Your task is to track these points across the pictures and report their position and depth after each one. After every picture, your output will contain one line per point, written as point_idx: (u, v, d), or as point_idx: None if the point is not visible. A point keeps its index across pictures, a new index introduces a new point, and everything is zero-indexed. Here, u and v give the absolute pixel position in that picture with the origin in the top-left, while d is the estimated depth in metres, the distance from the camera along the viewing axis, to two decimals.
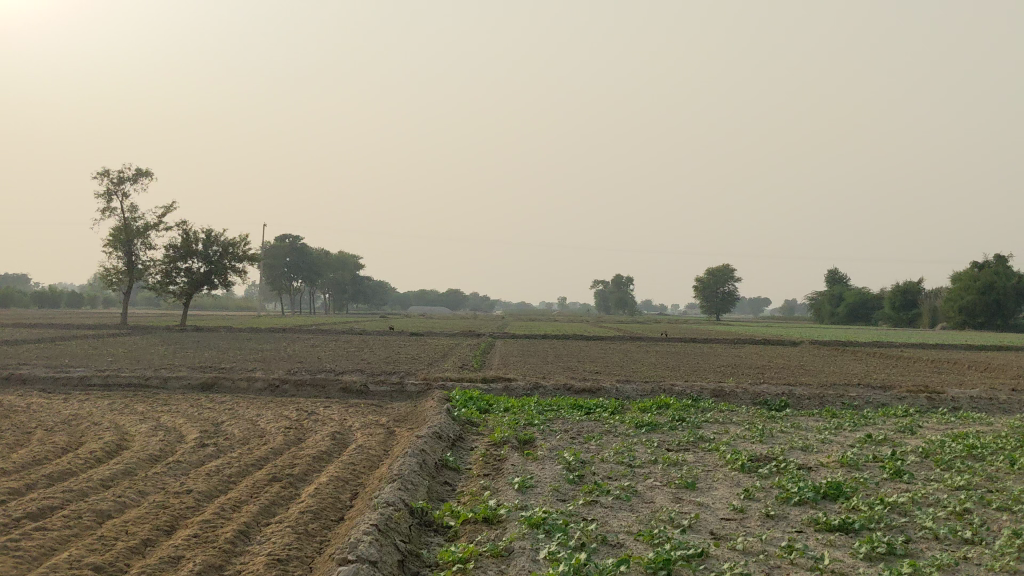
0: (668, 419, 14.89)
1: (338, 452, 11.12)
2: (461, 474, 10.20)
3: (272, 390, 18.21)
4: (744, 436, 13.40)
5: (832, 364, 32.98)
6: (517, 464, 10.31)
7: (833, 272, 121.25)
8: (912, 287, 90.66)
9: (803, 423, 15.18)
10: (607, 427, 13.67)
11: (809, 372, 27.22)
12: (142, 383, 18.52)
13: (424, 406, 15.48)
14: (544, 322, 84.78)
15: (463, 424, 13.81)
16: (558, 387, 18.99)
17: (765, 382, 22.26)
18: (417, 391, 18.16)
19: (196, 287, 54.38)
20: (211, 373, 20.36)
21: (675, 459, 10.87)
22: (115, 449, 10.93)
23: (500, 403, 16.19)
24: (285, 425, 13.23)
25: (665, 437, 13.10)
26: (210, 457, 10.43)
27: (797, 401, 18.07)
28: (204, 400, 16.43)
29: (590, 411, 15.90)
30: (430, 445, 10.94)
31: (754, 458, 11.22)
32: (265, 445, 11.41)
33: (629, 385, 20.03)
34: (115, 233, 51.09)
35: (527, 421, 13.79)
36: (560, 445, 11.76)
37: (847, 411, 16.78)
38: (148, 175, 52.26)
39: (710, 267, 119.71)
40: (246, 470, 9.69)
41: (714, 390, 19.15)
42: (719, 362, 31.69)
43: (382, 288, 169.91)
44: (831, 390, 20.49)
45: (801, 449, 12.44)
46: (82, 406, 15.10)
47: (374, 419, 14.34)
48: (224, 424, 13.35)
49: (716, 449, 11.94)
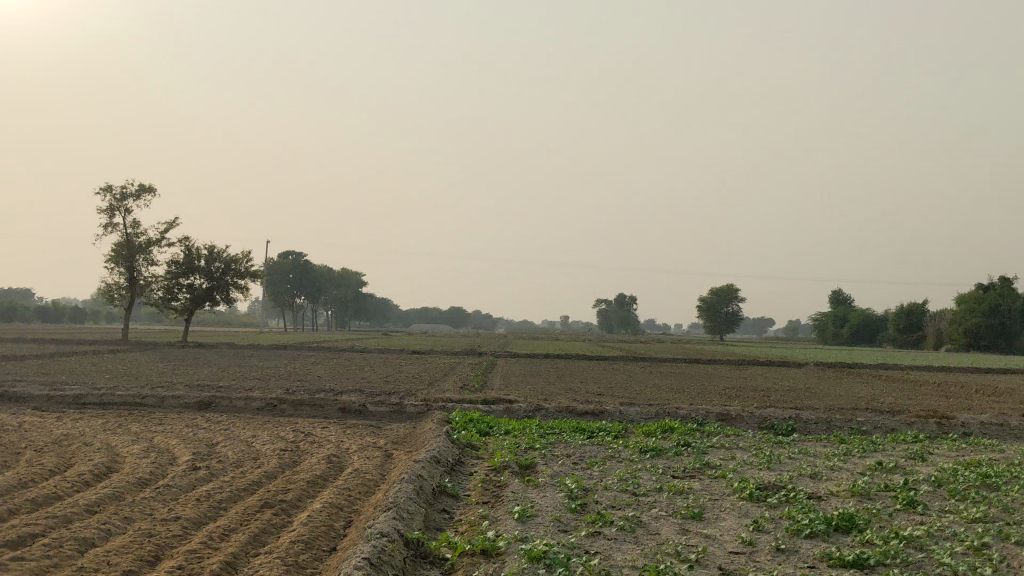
0: (673, 444, 14.56)
1: (333, 477, 10.80)
2: (459, 501, 9.88)
3: (269, 410, 17.90)
4: (751, 462, 13.08)
5: (837, 387, 32.62)
6: (517, 491, 9.98)
7: (837, 292, 120.85)
8: (916, 309, 90.24)
9: (811, 449, 14.83)
10: (611, 452, 13.35)
11: (815, 395, 26.88)
12: (138, 401, 18.22)
13: (424, 428, 15.15)
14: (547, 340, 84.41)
15: (462, 447, 13.49)
16: (561, 409, 18.67)
17: (771, 405, 21.91)
18: (417, 412, 17.84)
19: (197, 304, 54.16)
20: (208, 392, 20.07)
21: (681, 488, 10.53)
22: (104, 471, 10.62)
23: (502, 425, 15.88)
24: (281, 447, 12.91)
25: (670, 463, 12.77)
26: (201, 481, 10.11)
27: (804, 426, 17.71)
28: (199, 420, 16.13)
29: (593, 434, 15.58)
30: (428, 470, 10.62)
31: (763, 487, 10.88)
32: (259, 468, 11.09)
33: (633, 408, 19.72)
34: (117, 249, 50.93)
35: (529, 445, 13.48)
36: (563, 471, 11.45)
37: (856, 436, 16.44)
38: (151, 191, 52.16)
39: (715, 288, 119.28)
40: (238, 495, 9.37)
41: (719, 413, 18.83)
42: (723, 384, 31.35)
43: (384, 305, 169.71)
44: (839, 414, 20.13)
45: (810, 476, 12.10)
46: (75, 425, 14.80)
47: (372, 441, 14.03)
48: (218, 446, 13.03)
49: (723, 477, 11.60)
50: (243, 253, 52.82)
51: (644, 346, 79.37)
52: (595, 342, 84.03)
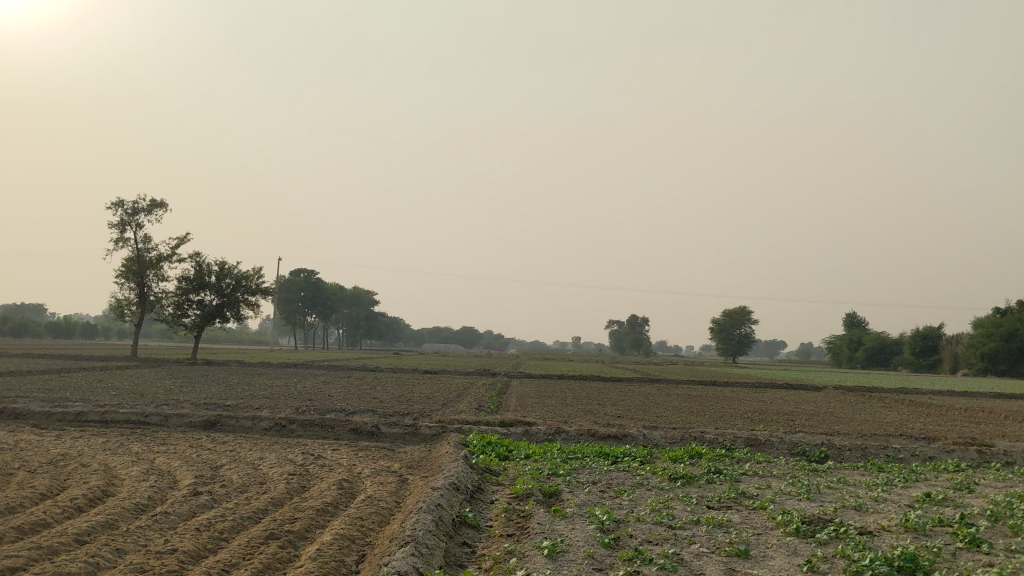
0: (703, 470, 13.76)
1: (344, 505, 10.03)
2: (481, 533, 9.12)
3: (278, 430, 17.16)
4: (789, 492, 12.26)
5: (861, 411, 31.69)
6: (544, 523, 9.19)
7: (851, 314, 119.41)
8: (932, 333, 88.97)
9: (850, 478, 14.00)
10: (639, 480, 12.55)
11: (842, 420, 25.98)
12: (141, 420, 17.51)
13: (440, 452, 14.40)
14: (558, 361, 83.49)
15: (481, 473, 12.72)
16: (582, 432, 17.89)
17: (799, 430, 21.08)
18: (431, 435, 17.06)
19: (207, 320, 53.61)
20: (215, 410, 19.38)
21: (720, 521, 9.72)
22: (99, 495, 9.90)
23: (521, 449, 15.11)
24: (290, 471, 12.19)
25: (704, 492, 11.96)
26: (201, 509, 9.36)
27: (838, 453, 16.88)
28: (204, 440, 15.42)
29: (618, 460, 14.79)
30: (447, 499, 9.84)
31: (808, 521, 10.06)
32: (265, 494, 10.36)
33: (657, 432, 18.92)
34: (127, 264, 50.49)
35: (552, 471, 12.67)
36: (591, 500, 10.65)
37: (894, 465, 15.61)
38: (163, 206, 51.83)
39: (727, 309, 118.09)
40: (242, 525, 8.63)
41: (748, 438, 18.00)
42: (745, 408, 30.44)
43: (396, 324, 169.11)
44: (872, 440, 19.22)
45: (854, 509, 11.28)
46: (74, 445, 14.10)
47: (386, 465, 13.28)
48: (223, 468, 12.30)
49: (764, 509, 10.77)
50: (254, 270, 52.23)
51: (656, 367, 78.43)
52: (608, 364, 83.17)
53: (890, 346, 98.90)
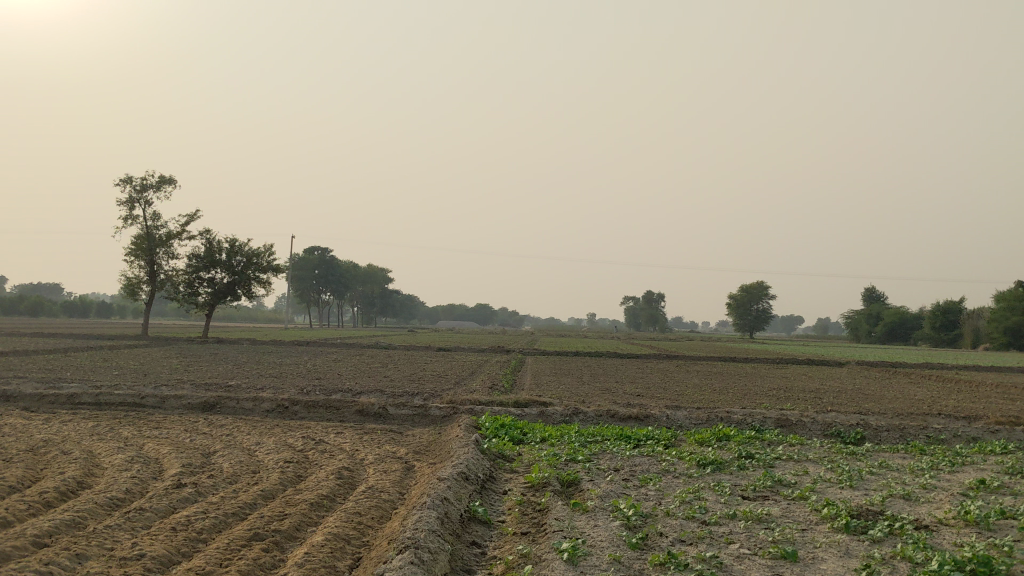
0: (734, 455, 12.74)
1: (342, 497, 9.08)
2: (493, 531, 8.17)
3: (280, 412, 16.28)
4: (829, 480, 11.24)
5: (887, 388, 30.65)
6: (563, 519, 8.22)
7: (870, 288, 117.49)
8: (952, 307, 87.31)
9: (892, 462, 13.00)
10: (665, 466, 11.55)
11: (870, 397, 24.94)
12: (137, 402, 16.67)
13: (450, 435, 13.45)
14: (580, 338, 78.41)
15: (493, 459, 11.76)
16: (601, 413, 16.92)
17: (830, 409, 20.05)
18: (442, 417, 16.12)
19: (219, 299, 52.90)
20: (215, 391, 18.53)
21: (759, 515, 8.72)
22: (72, 488, 8.98)
23: (536, 431, 14.13)
24: (287, 458, 11.28)
25: (736, 480, 10.95)
26: (182, 504, 8.44)
27: (874, 434, 15.88)
28: (201, 423, 14.55)
29: (639, 443, 13.79)
30: (455, 490, 8.89)
31: (856, 514, 9.04)
32: (256, 485, 9.42)
33: (681, 412, 17.93)
34: (137, 242, 49.77)
35: (570, 456, 11.68)
36: (613, 490, 9.66)
37: (937, 447, 14.58)
38: (172, 182, 51.05)
39: (745, 284, 116.72)
40: (223, 525, 7.70)
41: (778, 418, 17.00)
42: (768, 385, 29.47)
43: (411, 301, 168.36)
44: (910, 420, 18.13)
45: (903, 498, 10.25)
46: (61, 430, 13.23)
47: (391, 450, 12.34)
48: (215, 455, 11.40)
49: (805, 499, 9.76)
50: (264, 248, 51.43)
51: (671, 343, 77.52)
52: (624, 342, 80.67)
53: (909, 320, 97.30)
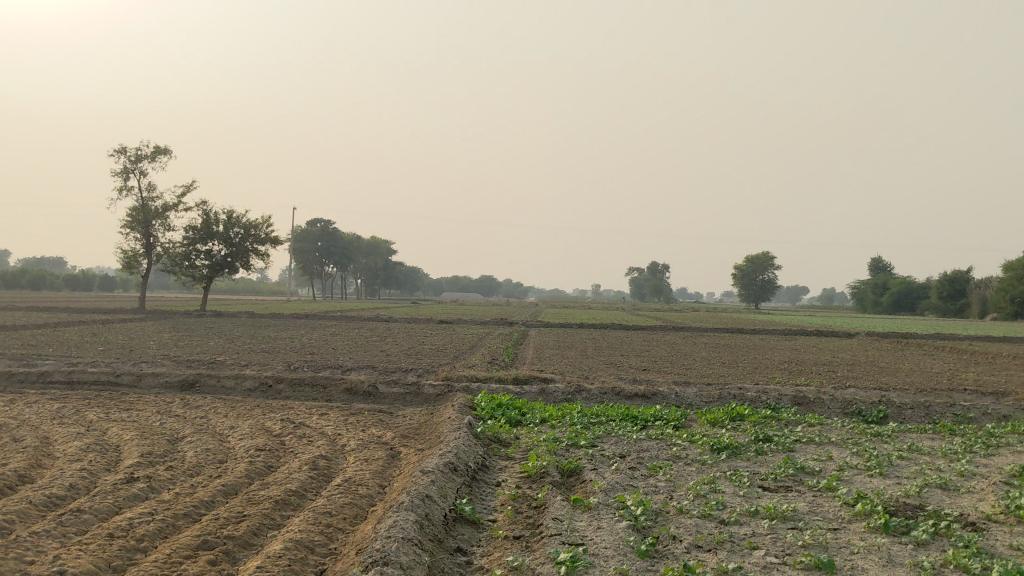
0: (749, 438, 11.70)
1: (313, 493, 8.07)
2: (481, 533, 7.17)
3: (262, 391, 15.29)
4: (857, 466, 10.21)
5: (902, 360, 29.58)
6: (562, 519, 7.21)
7: (876, 259, 116.34)
8: (959, 277, 86.02)
9: (922, 445, 11.96)
10: (676, 451, 10.50)
11: (886, 371, 23.94)
12: (112, 380, 15.68)
13: (443, 417, 12.42)
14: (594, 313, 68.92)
15: (486, 444, 10.74)
16: (605, 390, 15.91)
17: (846, 384, 19.01)
18: (436, 396, 15.11)
19: (217, 271, 51.90)
20: (197, 368, 17.57)
21: (784, 512, 7.68)
22: (10, 484, 7.99)
23: (536, 411, 13.10)
24: (260, 444, 10.27)
25: (754, 467, 9.91)
26: (129, 502, 7.44)
27: (898, 412, 14.85)
28: (176, 404, 13.56)
29: (646, 424, 12.76)
30: (441, 485, 7.86)
31: (894, 510, 8.00)
32: (218, 479, 8.40)
33: (690, 388, 16.90)
34: (132, 214, 48.67)
35: (571, 441, 10.63)
36: (619, 483, 8.63)
37: (967, 427, 13.56)
38: (167, 152, 49.89)
39: (750, 255, 115.43)
40: (171, 530, 6.69)
41: (794, 395, 15.96)
42: (777, 358, 28.46)
43: (414, 273, 167.21)
44: (932, 396, 17.05)
45: (941, 489, 9.21)
46: (22, 412, 12.25)
47: (377, 435, 11.31)
48: (182, 442, 10.41)
49: (832, 491, 8.75)
50: (262, 219, 50.37)
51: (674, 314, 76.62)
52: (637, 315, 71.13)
53: (916, 290, 95.96)
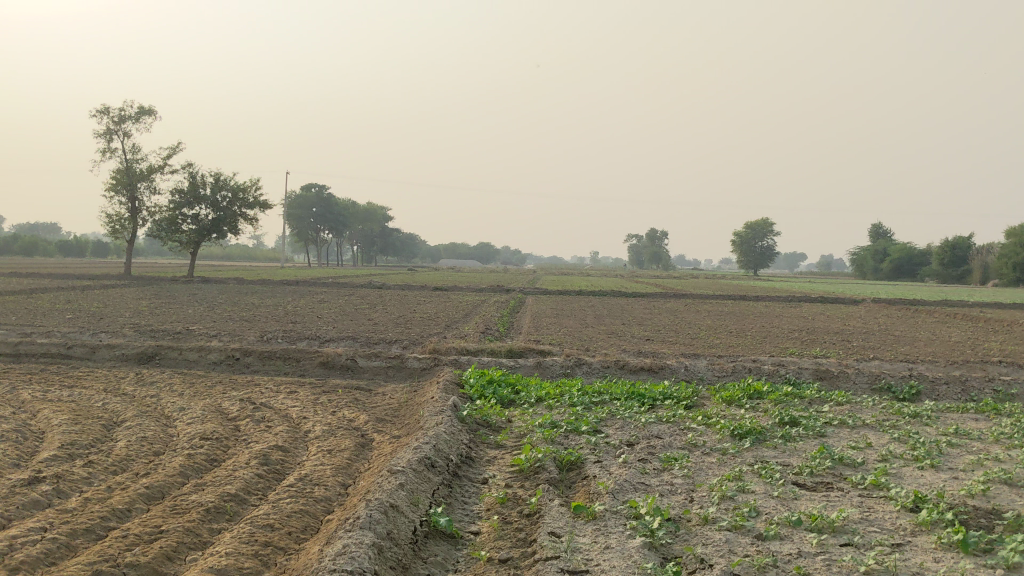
0: (774, 421, 10.19)
1: (258, 496, 6.64)
2: (460, 553, 5.73)
3: (228, 365, 13.84)
4: (903, 457, 8.75)
5: (915, 328, 28.31)
6: (561, 535, 5.78)
7: (877, 225, 115.01)
8: (960, 243, 84.59)
9: (969, 428, 10.50)
10: (692, 438, 9.04)
11: (903, 340, 22.51)
12: (65, 354, 14.18)
13: (426, 397, 10.91)
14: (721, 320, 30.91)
15: (472, 432, 9.24)
16: (608, 363, 14.46)
17: (866, 355, 17.58)
18: (421, 370, 13.69)
19: (204, 236, 50.21)
20: (160, 340, 16.08)
21: (835, 523, 6.21)
22: None
23: (531, 390, 11.60)
24: (208, 431, 8.76)
25: (785, 459, 8.46)
26: (21, 512, 5.96)
27: (932, 388, 13.46)
28: (128, 380, 12.08)
29: (654, 405, 11.26)
30: (411, 488, 6.40)
31: (966, 519, 6.52)
32: (144, 478, 6.94)
33: (700, 361, 15.46)
34: (116, 176, 46.90)
35: (571, 426, 9.15)
36: (627, 480, 7.13)
37: (1009, 404, 12.20)
38: (151, 113, 48.14)
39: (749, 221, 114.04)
40: (61, 555, 5.23)
41: (816, 368, 14.55)
42: (784, 326, 27.07)
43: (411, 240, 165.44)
44: (960, 369, 15.70)
45: (1008, 485, 7.76)
46: None
47: (348, 419, 9.84)
48: (118, 429, 8.92)
49: (883, 490, 7.30)
50: (252, 181, 48.79)
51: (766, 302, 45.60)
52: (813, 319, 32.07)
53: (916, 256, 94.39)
